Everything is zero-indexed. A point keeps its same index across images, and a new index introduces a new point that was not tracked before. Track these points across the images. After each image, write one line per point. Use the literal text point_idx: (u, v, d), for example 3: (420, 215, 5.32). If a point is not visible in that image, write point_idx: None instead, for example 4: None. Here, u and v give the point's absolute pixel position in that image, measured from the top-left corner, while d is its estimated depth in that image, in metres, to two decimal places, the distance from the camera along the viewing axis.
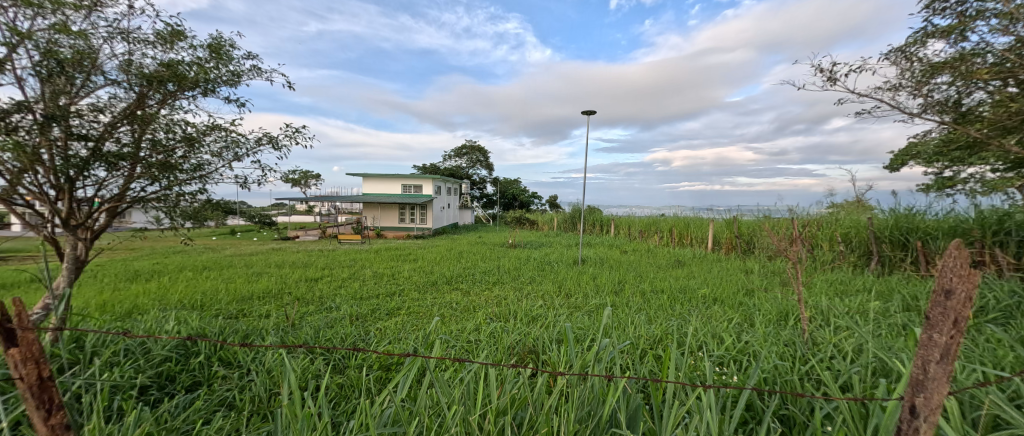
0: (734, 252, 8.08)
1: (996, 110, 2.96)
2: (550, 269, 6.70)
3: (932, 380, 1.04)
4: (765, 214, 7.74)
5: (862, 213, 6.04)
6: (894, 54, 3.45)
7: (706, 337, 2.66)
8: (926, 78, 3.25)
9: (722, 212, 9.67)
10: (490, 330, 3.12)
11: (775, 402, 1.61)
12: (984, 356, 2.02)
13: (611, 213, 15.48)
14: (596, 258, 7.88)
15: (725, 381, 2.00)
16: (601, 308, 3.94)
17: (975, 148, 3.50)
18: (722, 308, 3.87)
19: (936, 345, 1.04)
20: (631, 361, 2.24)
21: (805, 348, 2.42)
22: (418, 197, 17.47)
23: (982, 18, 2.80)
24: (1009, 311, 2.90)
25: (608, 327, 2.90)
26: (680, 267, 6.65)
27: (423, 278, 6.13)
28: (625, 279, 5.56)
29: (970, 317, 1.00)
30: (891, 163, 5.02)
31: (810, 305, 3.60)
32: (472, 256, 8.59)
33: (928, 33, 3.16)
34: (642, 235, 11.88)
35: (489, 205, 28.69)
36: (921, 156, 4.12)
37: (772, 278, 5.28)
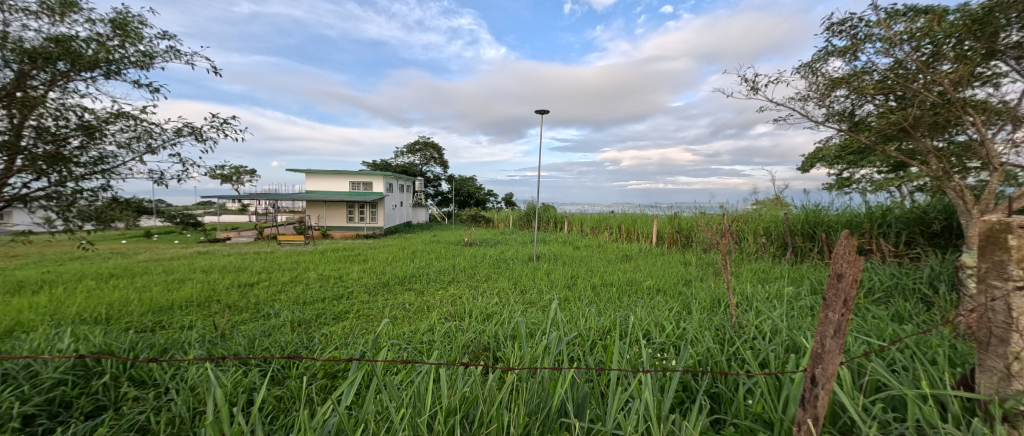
0: (677, 246, 8.62)
1: (880, 120, 3.46)
2: (505, 266, 6.74)
3: (828, 353, 1.20)
4: (702, 211, 8.36)
5: (780, 209, 6.76)
6: (803, 68, 3.89)
7: (649, 326, 2.83)
8: (828, 91, 3.70)
9: (665, 208, 10.31)
10: (444, 330, 3.06)
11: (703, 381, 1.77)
12: (871, 330, 2.36)
13: (564, 211, 15.89)
14: (550, 254, 8.06)
15: (664, 366, 2.14)
16: (556, 303, 4.07)
17: (866, 153, 4.05)
18: (665, 299, 4.12)
19: (831, 322, 1.20)
20: (582, 352, 2.34)
21: (733, 331, 2.66)
22: (365, 195, 16.69)
23: (869, 41, 3.26)
24: (891, 290, 3.41)
25: (560, 321, 3.00)
26: (628, 260, 7.01)
27: (373, 279, 5.86)
28: (578, 274, 5.75)
29: (856, 296, 1.16)
30: (803, 164, 5.64)
31: (738, 293, 3.96)
32: (425, 256, 8.40)
33: (829, 52, 3.60)
34: (593, 231, 12.35)
35: (444, 202, 28.06)
36: (826, 159, 4.70)
37: (707, 269, 5.74)
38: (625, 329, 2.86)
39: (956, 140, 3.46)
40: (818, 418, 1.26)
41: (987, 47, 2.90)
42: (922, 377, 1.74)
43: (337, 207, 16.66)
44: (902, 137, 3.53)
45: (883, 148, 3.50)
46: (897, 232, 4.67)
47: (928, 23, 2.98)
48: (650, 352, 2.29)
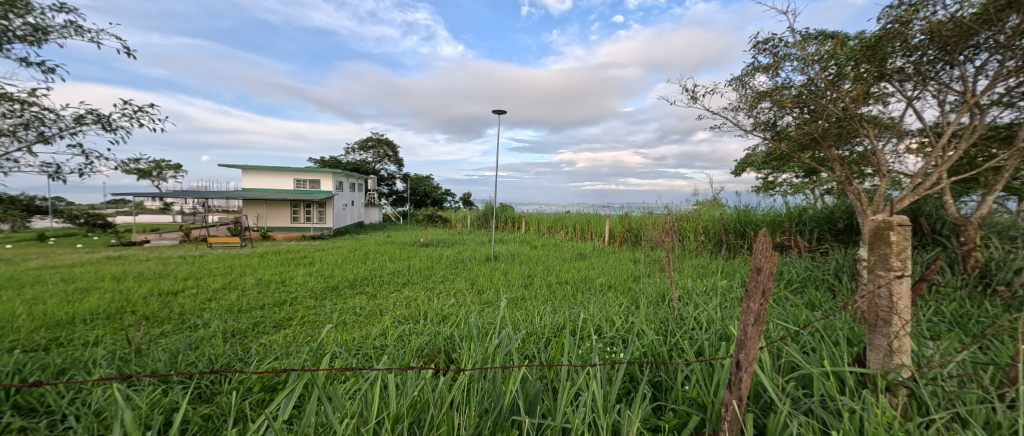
0: (627, 244, 9.04)
1: (797, 130, 3.88)
2: (462, 267, 6.69)
3: (749, 339, 1.34)
4: (650, 211, 8.85)
5: (717, 209, 7.34)
6: (735, 81, 4.26)
7: (601, 321, 2.96)
8: (754, 103, 4.09)
9: (616, 208, 10.77)
10: (397, 334, 2.98)
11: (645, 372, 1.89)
12: (789, 316, 2.65)
13: (520, 211, 16.05)
14: (507, 253, 8.12)
15: (611, 359, 2.25)
16: (512, 301, 4.11)
17: (786, 159, 4.53)
18: (615, 295, 4.31)
19: (752, 311, 1.34)
20: (535, 349, 2.39)
21: (674, 323, 2.86)
22: (311, 193, 15.75)
23: (788, 60, 3.64)
24: (805, 281, 3.85)
25: (514, 319, 3.04)
26: (581, 259, 7.25)
27: (321, 283, 5.55)
28: (534, 273, 5.85)
29: (772, 288, 1.30)
30: (736, 168, 6.18)
31: (680, 287, 4.25)
32: (378, 257, 8.11)
33: (756, 67, 3.98)
34: (549, 230, 12.61)
35: (398, 202, 27.20)
36: (754, 165, 5.18)
37: (653, 265, 6.09)
38: (578, 325, 2.97)
39: (855, 150, 3.99)
40: (741, 398, 1.40)
41: (878, 71, 3.37)
42: (827, 357, 1.98)
43: (279, 206, 15.56)
44: (813, 146, 4.00)
45: (800, 156, 3.93)
46: (811, 230, 5.26)
47: (833, 47, 3.40)
48: (599, 346, 2.39)
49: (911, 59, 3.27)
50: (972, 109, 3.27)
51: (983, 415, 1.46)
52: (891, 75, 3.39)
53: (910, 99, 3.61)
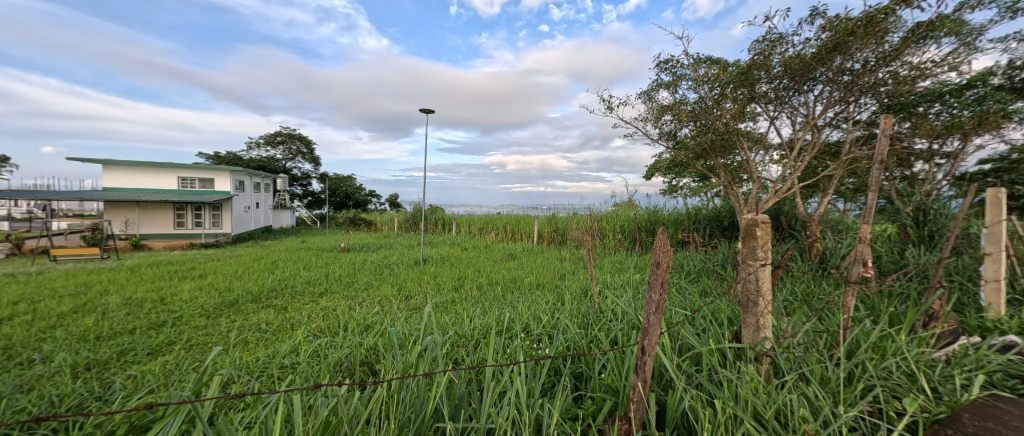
0: (554, 244, 9.46)
1: (693, 141, 4.46)
2: (389, 272, 6.43)
3: (651, 327, 1.52)
4: (575, 212, 9.37)
5: (632, 210, 8.04)
6: (643, 94, 4.74)
7: (528, 319, 3.09)
8: (659, 115, 4.59)
9: (544, 209, 11.20)
10: (312, 349, 2.77)
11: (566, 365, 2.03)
12: (688, 303, 3.03)
13: (451, 212, 15.84)
14: (437, 256, 7.99)
15: (535, 354, 2.37)
16: (441, 305, 4.06)
17: (685, 166, 5.16)
18: (543, 293, 4.51)
19: (653, 301, 1.51)
20: (462, 351, 2.41)
21: (595, 316, 3.10)
22: (205, 195, 13.84)
23: (684, 79, 4.16)
24: (700, 272, 4.42)
25: (443, 323, 3.03)
26: (511, 259, 7.42)
27: (215, 298, 4.89)
28: (464, 275, 5.84)
29: (668, 279, 1.47)
30: (647, 173, 6.84)
31: (600, 282, 4.59)
32: (291, 265, 7.42)
33: (659, 83, 4.47)
34: (480, 232, 12.67)
35: (315, 204, 25.11)
36: (661, 170, 5.80)
37: (577, 263, 6.47)
38: (507, 325, 3.06)
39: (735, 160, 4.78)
40: (645, 380, 1.56)
41: (750, 94, 4.03)
42: (714, 337, 2.31)
43: (160, 210, 13.41)
44: (704, 155, 4.63)
45: (695, 163, 4.52)
46: (706, 228, 6.05)
47: (717, 71, 3.98)
48: (525, 344, 2.49)
49: (773, 86, 3.96)
50: (814, 129, 4.09)
51: (821, 374, 1.83)
52: (759, 98, 4.06)
53: (773, 118, 4.36)
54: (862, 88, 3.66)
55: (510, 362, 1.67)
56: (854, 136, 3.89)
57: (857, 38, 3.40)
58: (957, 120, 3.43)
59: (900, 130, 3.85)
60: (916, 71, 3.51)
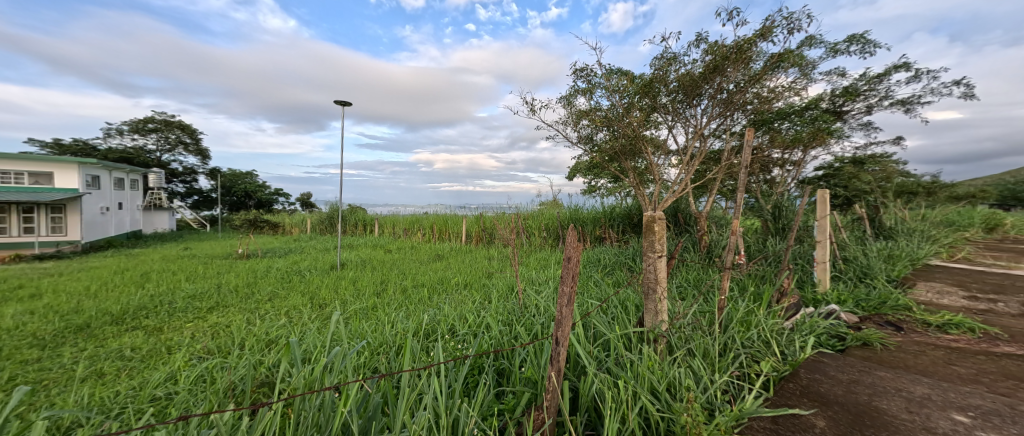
0: (482, 243, 9.52)
1: (608, 144, 4.86)
2: (299, 279, 5.89)
3: (562, 319, 1.60)
4: (502, 211, 9.53)
5: (555, 208, 8.43)
6: (563, 99, 5.01)
7: (454, 320, 3.08)
8: (576, 119, 4.91)
9: (472, 208, 11.20)
10: (196, 374, 2.42)
11: (486, 363, 2.06)
12: (604, 294, 3.30)
13: (374, 212, 15.03)
14: (357, 260, 7.54)
15: (457, 354, 2.37)
16: (361, 311, 3.85)
17: (601, 168, 5.59)
18: (470, 293, 4.53)
19: (564, 294, 1.59)
20: (381, 358, 2.32)
21: (520, 312, 3.21)
22: (49, 193, 11.28)
23: (598, 87, 4.53)
24: (614, 265, 4.83)
25: (362, 331, 2.89)
26: (439, 260, 7.31)
27: (55, 324, 3.97)
28: (387, 279, 5.60)
29: (578, 272, 1.56)
30: (570, 173, 7.26)
31: (526, 279, 4.76)
32: (172, 277, 6.38)
33: (577, 89, 4.78)
34: (406, 232, 12.23)
35: (206, 205, 21.94)
36: (581, 171, 6.21)
37: (504, 261, 6.60)
38: (432, 327, 3.03)
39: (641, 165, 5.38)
40: (559, 370, 1.64)
41: (652, 104, 4.49)
42: (621, 323, 2.55)
43: None
44: (617, 158, 5.09)
45: (610, 164, 4.93)
46: (620, 225, 6.64)
47: (625, 82, 4.38)
48: (447, 346, 2.47)
49: (671, 98, 4.47)
50: (702, 138, 4.72)
51: (704, 348, 2.14)
52: (660, 108, 4.55)
53: (671, 126, 4.92)
54: (736, 105, 4.32)
55: (425, 366, 1.63)
56: (731, 145, 4.58)
57: (730, 62, 4.00)
58: (799, 135, 4.24)
59: (758, 142, 4.68)
60: (771, 93, 4.25)
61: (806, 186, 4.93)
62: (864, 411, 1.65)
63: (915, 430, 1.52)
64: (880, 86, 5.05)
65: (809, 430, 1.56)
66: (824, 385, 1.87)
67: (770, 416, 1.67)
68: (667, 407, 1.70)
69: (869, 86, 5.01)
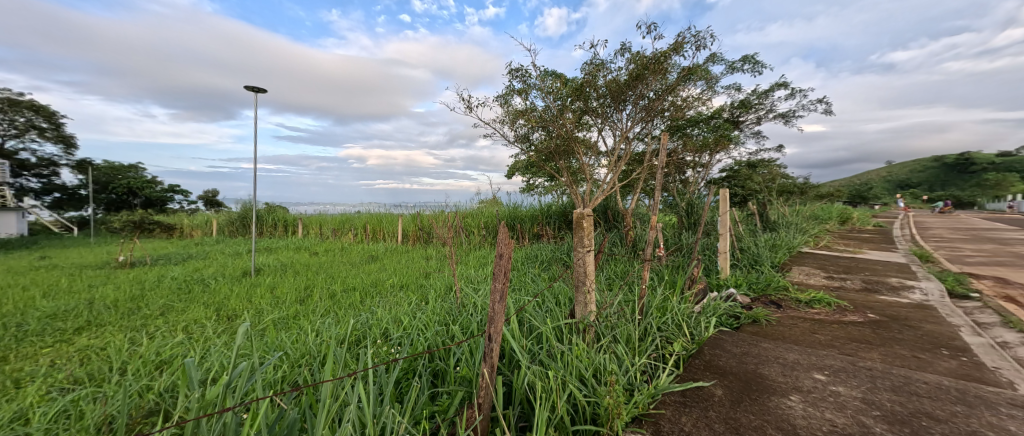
0: (420, 243, 9.26)
1: (543, 144, 5.02)
2: (204, 288, 5.22)
3: (495, 315, 1.62)
4: (439, 210, 9.35)
5: (493, 207, 8.48)
6: (500, 98, 5.08)
7: (387, 323, 2.97)
8: (513, 119, 5.00)
9: (407, 206, 10.85)
10: (61, 407, 2.02)
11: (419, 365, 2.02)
12: (541, 289, 3.41)
13: (297, 211, 13.85)
14: (277, 264, 6.89)
15: (388, 358, 2.28)
16: (280, 322, 3.49)
17: (537, 167, 5.75)
18: (406, 294, 4.40)
19: (496, 290, 1.60)
20: (305, 368, 2.16)
21: (457, 311, 3.20)
22: None
23: (533, 88, 4.66)
24: (550, 261, 5.01)
25: (281, 343, 2.64)
26: (372, 261, 6.99)
27: None
28: (312, 284, 5.20)
29: (509, 268, 1.59)
30: (508, 172, 7.38)
31: (465, 278, 4.74)
32: (27, 293, 5.25)
33: (513, 89, 4.87)
34: (335, 233, 11.45)
35: (75, 204, 18.44)
36: (518, 170, 6.34)
37: (442, 260, 6.51)
38: (364, 333, 2.89)
39: (574, 164, 5.65)
40: (492, 366, 1.66)
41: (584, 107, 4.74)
42: (554, 316, 2.67)
43: None
44: (552, 157, 5.29)
45: (546, 163, 5.10)
46: (556, 222, 6.93)
47: (558, 85, 4.56)
48: (378, 351, 2.38)
49: (600, 103, 4.74)
50: (627, 140, 5.09)
51: (627, 334, 2.32)
52: (590, 111, 4.82)
53: (601, 129, 5.23)
54: (655, 111, 4.71)
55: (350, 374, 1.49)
56: (652, 148, 5.01)
57: (650, 72, 4.36)
58: (707, 140, 4.77)
59: (673, 146, 5.18)
60: (684, 102, 4.72)
61: (713, 186, 5.57)
62: (752, 378, 1.93)
63: (788, 390, 1.81)
64: (767, 101, 5.86)
65: (710, 399, 1.78)
66: (722, 359, 2.15)
67: (680, 391, 1.87)
68: (592, 391, 1.82)
69: (759, 100, 5.79)
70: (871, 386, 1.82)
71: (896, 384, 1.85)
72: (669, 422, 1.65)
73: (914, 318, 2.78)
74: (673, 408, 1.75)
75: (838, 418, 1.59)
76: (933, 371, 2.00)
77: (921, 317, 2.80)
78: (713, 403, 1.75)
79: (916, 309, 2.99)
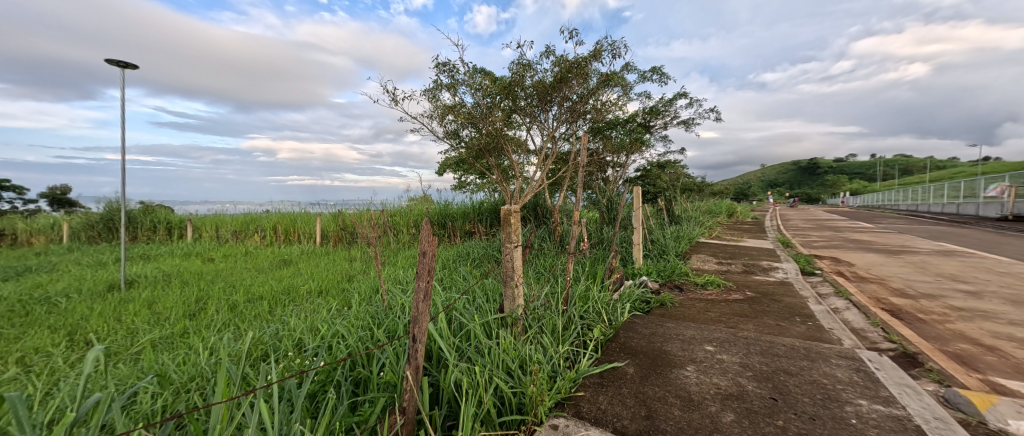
0: (342, 244, 8.62)
1: (473, 141, 5.00)
2: (57, 306, 4.25)
3: (419, 314, 1.56)
4: (363, 209, 8.79)
5: (421, 205, 8.22)
6: (428, 92, 4.93)
7: (302, 333, 2.71)
8: (442, 114, 4.89)
9: (326, 205, 10.03)
10: None
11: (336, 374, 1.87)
12: (481, 286, 3.41)
13: (187, 211, 11.96)
14: (161, 274, 5.87)
15: (299, 370, 2.08)
16: (161, 342, 2.95)
17: (467, 164, 5.70)
18: (326, 300, 4.07)
19: (420, 290, 1.55)
20: (196, 391, 1.87)
21: (383, 314, 3.04)
22: None
23: (462, 84, 4.61)
24: (481, 258, 5.01)
25: (164, 365, 2.25)
26: (286, 266, 6.34)
27: None
28: (208, 295, 4.53)
29: (434, 265, 1.55)
30: (438, 168, 7.21)
31: (393, 279, 4.53)
32: None
33: (441, 84, 4.76)
34: (237, 236, 10.14)
35: None
36: (449, 166, 6.24)
37: (367, 262, 6.14)
38: (272, 347, 2.59)
39: (504, 162, 5.74)
40: (416, 367, 1.60)
41: (512, 105, 4.82)
42: (482, 312, 2.68)
43: None
44: (482, 154, 5.29)
45: (477, 159, 5.09)
46: (488, 219, 6.97)
47: (487, 82, 4.57)
48: (288, 364, 2.16)
49: (527, 102, 4.85)
50: (554, 139, 5.30)
51: (551, 324, 2.42)
52: (519, 110, 4.91)
53: (528, 127, 5.36)
54: (579, 113, 4.97)
55: (245, 391, 1.28)
56: (576, 148, 5.28)
57: (573, 74, 4.57)
58: (623, 142, 5.16)
59: (594, 146, 5.52)
60: (604, 105, 5.04)
61: (629, 184, 6.08)
62: (657, 355, 2.14)
63: (686, 362, 2.04)
64: (672, 108, 6.53)
65: (622, 377, 1.94)
66: (635, 340, 2.35)
67: (598, 373, 2.01)
68: (517, 382, 1.86)
69: (665, 108, 6.44)
70: (747, 352, 2.14)
71: (764, 348, 2.20)
72: (588, 403, 1.76)
73: (779, 293, 3.34)
74: (592, 389, 1.87)
75: (724, 382, 1.84)
76: (789, 334, 2.42)
77: (783, 292, 3.37)
78: (625, 380, 1.92)
79: (779, 285, 3.61)
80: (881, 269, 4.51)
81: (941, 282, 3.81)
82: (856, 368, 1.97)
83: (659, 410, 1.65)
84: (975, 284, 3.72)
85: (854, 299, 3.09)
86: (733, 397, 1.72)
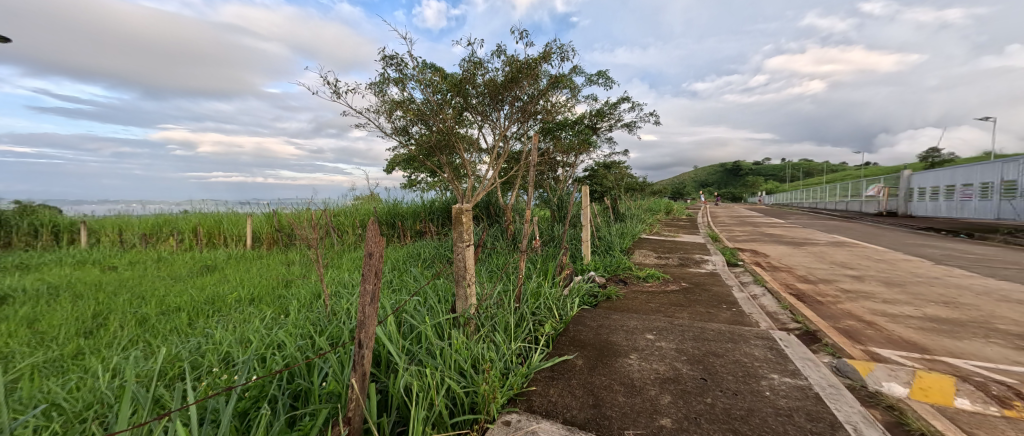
0: (278, 246, 8.04)
1: (424, 138, 4.92)
2: None
3: (366, 318, 1.53)
4: (300, 209, 8.24)
5: (367, 205, 7.89)
6: (376, 86, 4.76)
7: (232, 346, 2.51)
8: (390, 110, 4.76)
9: (259, 204, 9.28)
10: None
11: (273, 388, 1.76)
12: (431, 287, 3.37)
13: (80, 213, 10.32)
14: (51, 286, 5.06)
15: (228, 386, 1.92)
16: (47, 367, 2.55)
17: (417, 161, 5.59)
18: (258, 309, 3.79)
19: (367, 293, 1.52)
20: (102, 419, 1.66)
21: (326, 320, 2.91)
22: None
23: (412, 80, 4.52)
24: (432, 259, 4.95)
25: (50, 394, 1.94)
26: (210, 273, 5.79)
27: None
28: (111, 309, 3.98)
29: (382, 267, 1.53)
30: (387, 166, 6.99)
31: (337, 282, 4.33)
32: None
33: (389, 79, 4.62)
34: (149, 240, 9.01)
35: None
36: (399, 165, 6.08)
37: (306, 266, 5.78)
38: (193, 365, 2.37)
39: (456, 161, 5.71)
40: (363, 374, 1.57)
41: (463, 103, 4.81)
42: (434, 313, 2.66)
43: None
44: (433, 153, 5.23)
45: (429, 157, 5.02)
46: (439, 218, 6.89)
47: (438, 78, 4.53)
48: (215, 380, 1.99)
49: (478, 100, 4.86)
50: (505, 139, 5.36)
51: (503, 321, 2.47)
52: (470, 108, 4.91)
53: (479, 126, 5.37)
54: (530, 113, 5.08)
55: (163, 413, 1.17)
56: (527, 148, 5.39)
57: (523, 75, 4.67)
58: (571, 143, 5.36)
59: (544, 146, 5.68)
60: (553, 107, 5.20)
61: (577, 183, 6.32)
62: (604, 346, 2.28)
63: (628, 351, 2.19)
64: (615, 112, 6.89)
65: (571, 369, 2.05)
66: (583, 333, 2.48)
67: (548, 367, 2.10)
68: (469, 381, 1.89)
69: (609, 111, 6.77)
70: (682, 338, 2.35)
71: (696, 334, 2.42)
72: (539, 396, 1.84)
73: (709, 283, 3.69)
74: (543, 383, 1.95)
75: (661, 367, 2.01)
76: (717, 321, 2.68)
77: (712, 282, 3.73)
78: (574, 372, 2.02)
79: (708, 275, 3.99)
80: (789, 259, 5.12)
81: (835, 269, 4.43)
82: (769, 347, 2.24)
83: (605, 397, 1.77)
84: (860, 270, 4.37)
85: (770, 286, 3.50)
86: (669, 380, 1.88)
